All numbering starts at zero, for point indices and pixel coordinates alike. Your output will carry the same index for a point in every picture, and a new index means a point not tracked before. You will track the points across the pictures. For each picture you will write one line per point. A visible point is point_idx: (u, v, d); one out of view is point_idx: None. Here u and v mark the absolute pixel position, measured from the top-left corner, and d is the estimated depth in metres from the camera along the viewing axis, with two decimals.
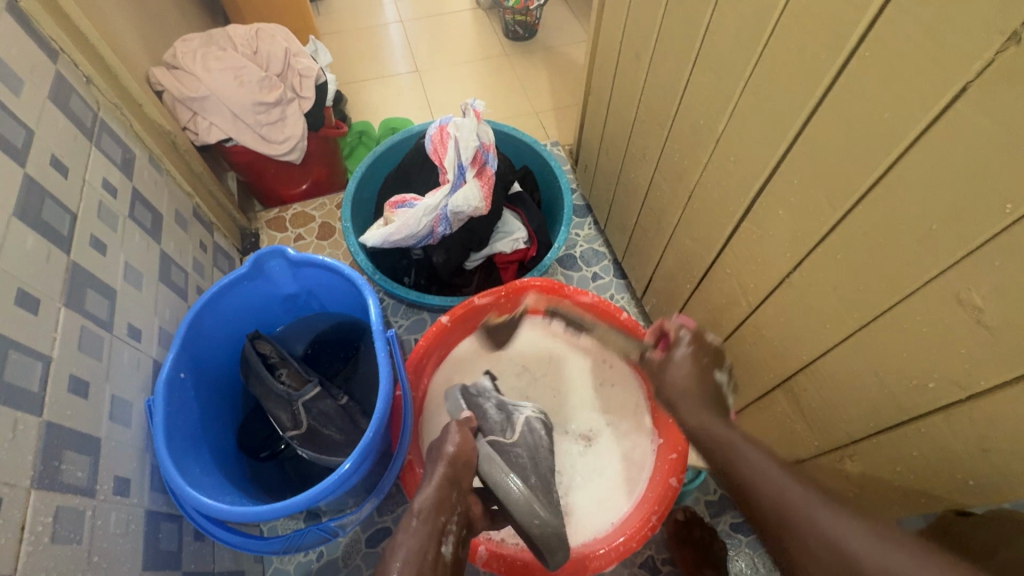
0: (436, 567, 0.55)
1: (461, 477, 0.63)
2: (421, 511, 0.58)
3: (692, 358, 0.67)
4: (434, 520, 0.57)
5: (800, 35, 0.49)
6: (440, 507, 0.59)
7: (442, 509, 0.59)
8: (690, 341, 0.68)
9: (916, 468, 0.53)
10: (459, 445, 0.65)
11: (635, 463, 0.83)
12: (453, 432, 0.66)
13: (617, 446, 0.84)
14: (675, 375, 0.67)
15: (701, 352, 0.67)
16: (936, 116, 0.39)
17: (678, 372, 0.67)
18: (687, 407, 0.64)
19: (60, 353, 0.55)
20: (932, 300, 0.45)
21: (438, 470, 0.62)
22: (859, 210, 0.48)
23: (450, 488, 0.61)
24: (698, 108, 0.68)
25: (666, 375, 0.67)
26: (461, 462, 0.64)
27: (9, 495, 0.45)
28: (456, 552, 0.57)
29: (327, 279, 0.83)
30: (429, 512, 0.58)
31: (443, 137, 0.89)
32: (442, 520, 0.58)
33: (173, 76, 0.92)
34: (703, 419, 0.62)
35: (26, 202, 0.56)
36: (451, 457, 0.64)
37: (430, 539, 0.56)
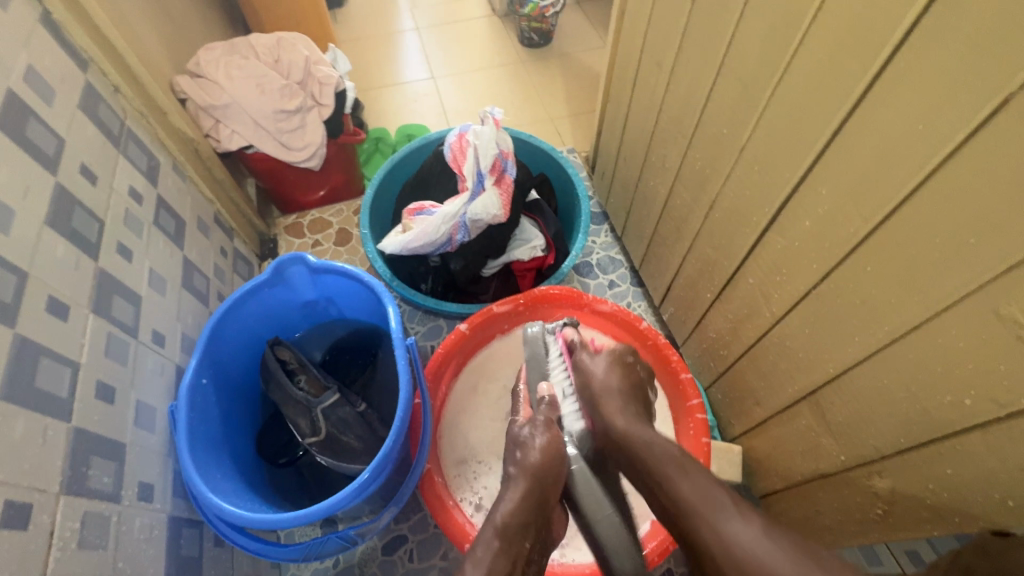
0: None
1: (547, 495, 0.62)
2: (504, 530, 0.57)
3: (616, 358, 0.73)
4: (518, 545, 0.57)
5: (830, 45, 0.48)
6: (524, 530, 0.58)
7: (526, 532, 0.58)
8: (618, 351, 0.75)
9: (949, 487, 0.51)
10: (544, 453, 0.65)
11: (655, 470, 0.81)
12: (540, 437, 0.67)
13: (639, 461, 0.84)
14: (604, 372, 0.71)
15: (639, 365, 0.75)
16: (977, 127, 0.38)
17: (608, 371, 0.71)
18: (610, 401, 0.68)
19: (87, 360, 0.55)
20: (971, 314, 0.44)
21: (521, 485, 0.62)
22: (892, 221, 0.47)
23: (536, 506, 0.61)
24: (722, 117, 0.67)
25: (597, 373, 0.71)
26: (544, 476, 0.63)
27: (38, 501, 0.46)
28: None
29: (346, 286, 0.83)
30: (515, 532, 0.57)
31: (462, 145, 0.89)
32: (525, 545, 0.57)
33: (196, 85, 0.94)
34: (631, 423, 0.65)
35: (57, 209, 0.57)
36: (536, 469, 0.63)
37: (514, 563, 0.55)
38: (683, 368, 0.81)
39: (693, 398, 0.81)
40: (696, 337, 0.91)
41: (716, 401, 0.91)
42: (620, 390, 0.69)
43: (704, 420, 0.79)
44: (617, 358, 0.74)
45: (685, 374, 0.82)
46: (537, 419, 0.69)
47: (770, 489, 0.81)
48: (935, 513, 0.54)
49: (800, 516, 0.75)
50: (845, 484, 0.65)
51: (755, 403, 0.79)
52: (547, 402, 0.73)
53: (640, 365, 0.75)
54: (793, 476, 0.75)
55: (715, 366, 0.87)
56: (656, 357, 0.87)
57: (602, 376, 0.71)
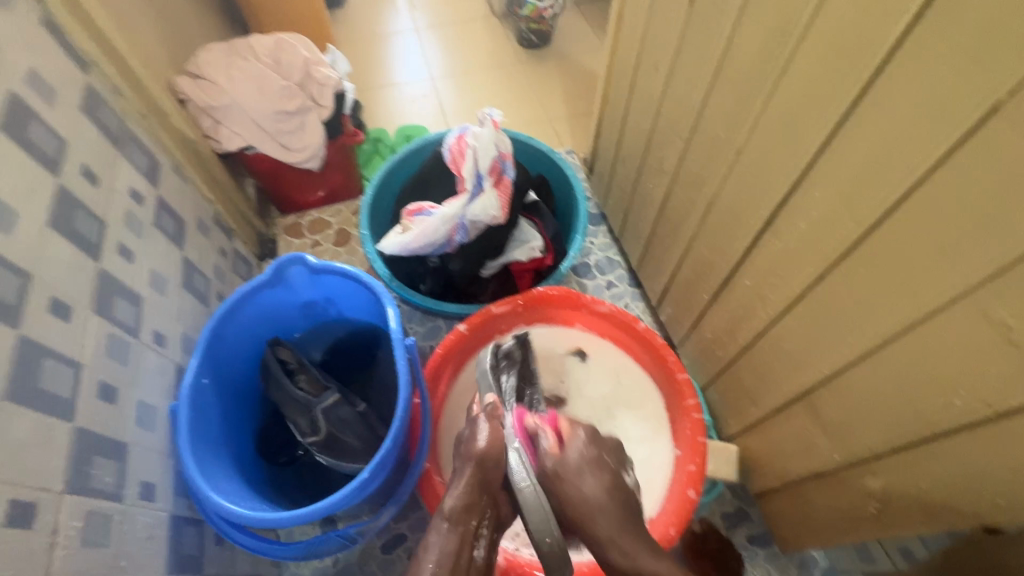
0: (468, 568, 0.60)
1: (490, 481, 0.62)
2: (452, 514, 0.61)
3: (592, 460, 0.63)
4: (465, 524, 0.61)
5: (825, 51, 0.49)
6: (474, 510, 0.61)
7: (472, 511, 0.61)
8: (592, 469, 0.63)
9: (940, 486, 0.52)
10: (490, 445, 0.62)
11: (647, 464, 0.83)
12: (482, 431, 0.64)
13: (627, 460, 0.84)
14: (587, 489, 0.61)
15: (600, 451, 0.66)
16: (968, 133, 0.39)
17: (586, 488, 0.61)
18: (598, 521, 0.59)
19: (90, 360, 0.56)
20: (962, 316, 0.44)
21: (467, 472, 0.62)
22: (886, 224, 0.48)
23: (482, 492, 0.62)
24: (718, 121, 0.68)
25: (575, 486, 0.61)
26: (493, 464, 0.62)
27: (43, 500, 0.46)
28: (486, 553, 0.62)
29: (345, 287, 0.83)
30: (460, 515, 0.61)
31: (461, 147, 0.89)
32: (472, 524, 0.61)
33: (196, 86, 0.94)
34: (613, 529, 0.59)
35: (59, 210, 0.58)
36: (479, 458, 0.62)
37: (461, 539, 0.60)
38: (680, 367, 0.81)
39: (688, 397, 0.81)
40: (693, 338, 0.92)
41: (713, 401, 0.91)
42: (601, 501, 0.60)
43: (699, 419, 0.80)
44: (585, 458, 0.63)
45: (681, 374, 0.82)
46: (480, 415, 0.66)
47: (766, 488, 0.82)
48: (929, 510, 0.55)
49: (799, 516, 0.76)
50: (839, 483, 0.66)
51: (751, 403, 0.80)
52: (491, 406, 0.67)
53: (607, 455, 0.66)
54: (788, 476, 0.76)
55: (712, 366, 0.88)
56: (654, 357, 0.87)
57: (575, 485, 0.61)
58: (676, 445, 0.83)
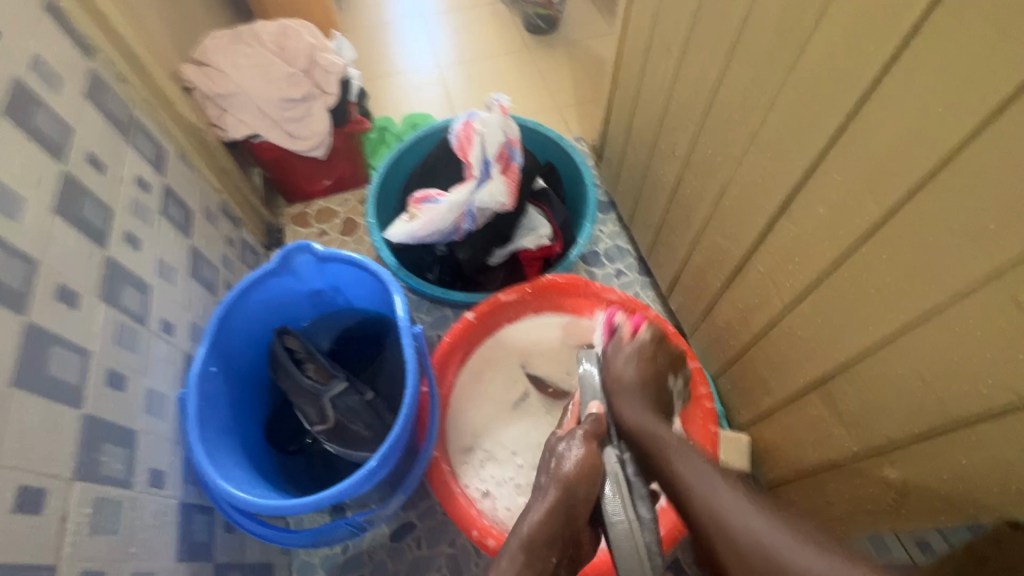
0: None
1: (578, 512, 0.59)
2: (528, 544, 0.58)
3: (642, 354, 0.76)
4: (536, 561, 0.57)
5: (845, 27, 0.47)
6: (546, 544, 0.58)
7: (552, 545, 0.58)
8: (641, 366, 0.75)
9: (962, 477, 0.51)
10: (578, 468, 0.60)
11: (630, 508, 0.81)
12: (576, 447, 0.62)
13: None
14: (627, 367, 0.75)
15: (661, 353, 0.77)
16: (998, 110, 0.37)
17: (630, 367, 0.75)
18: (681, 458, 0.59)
19: (98, 347, 0.56)
20: (989, 301, 0.43)
21: (551, 495, 0.60)
22: (909, 207, 0.46)
23: (564, 522, 0.59)
24: (732, 103, 0.66)
25: (618, 365, 0.75)
26: (576, 489, 0.59)
27: (52, 486, 0.46)
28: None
29: (353, 275, 0.83)
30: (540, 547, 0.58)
31: (469, 133, 0.88)
32: (553, 561, 0.58)
33: (203, 74, 0.94)
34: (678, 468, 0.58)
35: (66, 198, 0.57)
36: (566, 479, 0.60)
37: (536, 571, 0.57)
38: (691, 356, 0.80)
39: (700, 386, 0.81)
40: (704, 326, 0.91)
41: (724, 391, 0.90)
42: (635, 385, 0.72)
43: (711, 408, 0.79)
44: (637, 351, 0.77)
45: (693, 363, 0.81)
46: (576, 433, 0.64)
47: (778, 478, 0.81)
48: (945, 502, 0.54)
49: (810, 506, 0.75)
50: (855, 473, 0.64)
51: (764, 392, 0.78)
52: (594, 418, 0.66)
53: (661, 357, 0.77)
54: (802, 466, 0.75)
55: (724, 355, 0.87)
56: None
57: (620, 369, 0.75)
58: (686, 434, 0.82)
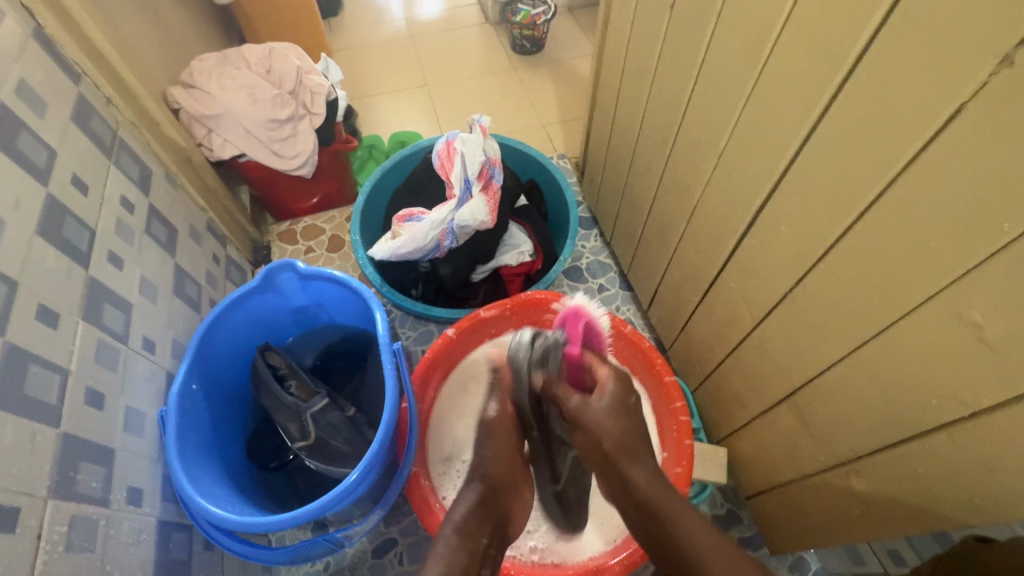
0: None
1: (494, 498, 0.61)
2: (462, 527, 0.57)
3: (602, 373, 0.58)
4: (474, 540, 0.56)
5: (797, 56, 0.50)
6: (479, 526, 0.57)
7: (482, 528, 0.57)
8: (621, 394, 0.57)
9: (922, 486, 0.52)
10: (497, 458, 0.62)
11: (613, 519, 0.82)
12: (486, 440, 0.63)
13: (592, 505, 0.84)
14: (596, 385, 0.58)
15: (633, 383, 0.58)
16: (937, 132, 0.40)
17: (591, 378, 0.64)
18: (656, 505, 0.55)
19: (77, 366, 0.57)
20: (936, 317, 0.45)
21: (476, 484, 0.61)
22: (862, 225, 0.48)
23: (485, 507, 0.59)
24: (700, 125, 0.69)
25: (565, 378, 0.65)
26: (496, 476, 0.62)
27: (27, 504, 0.47)
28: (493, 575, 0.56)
29: (335, 291, 0.84)
30: (464, 536, 0.56)
31: (449, 152, 0.91)
32: (483, 542, 0.56)
33: (190, 96, 0.96)
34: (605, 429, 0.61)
35: (49, 220, 0.59)
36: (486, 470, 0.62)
37: (470, 559, 0.54)
38: (667, 370, 0.82)
39: (676, 399, 0.82)
40: (683, 341, 0.92)
41: (703, 404, 0.92)
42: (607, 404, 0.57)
43: (686, 422, 0.80)
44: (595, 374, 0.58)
45: (669, 376, 0.83)
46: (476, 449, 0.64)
47: (755, 491, 0.82)
48: (910, 512, 0.55)
49: (784, 516, 0.77)
50: (824, 484, 0.66)
51: (739, 405, 0.80)
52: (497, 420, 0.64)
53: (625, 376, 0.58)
54: (775, 477, 0.76)
55: (701, 369, 0.88)
56: (642, 360, 0.88)
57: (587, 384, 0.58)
58: (663, 447, 0.84)
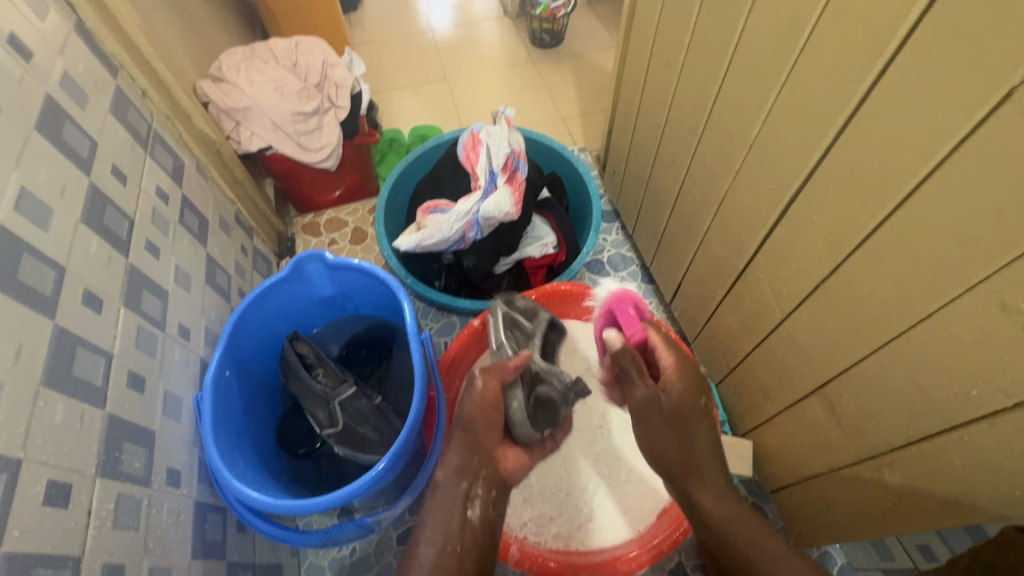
0: (463, 530, 0.59)
1: (482, 439, 0.65)
2: (455, 472, 0.62)
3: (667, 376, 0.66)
4: (458, 485, 0.61)
5: (835, 43, 0.49)
6: (468, 470, 0.62)
7: (465, 471, 0.62)
8: (686, 389, 0.65)
9: (958, 478, 0.52)
10: (480, 403, 0.65)
11: (637, 510, 0.83)
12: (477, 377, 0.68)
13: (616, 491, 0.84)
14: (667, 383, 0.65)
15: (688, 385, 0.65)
16: (984, 117, 0.39)
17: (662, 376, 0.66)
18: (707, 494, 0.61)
19: (120, 351, 0.58)
20: (978, 306, 0.44)
21: (455, 435, 0.65)
22: (900, 214, 0.48)
23: (473, 457, 0.63)
24: (730, 116, 0.68)
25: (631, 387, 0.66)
26: (475, 420, 0.65)
27: (77, 482, 0.48)
28: (484, 514, 0.61)
29: (363, 282, 0.85)
30: (452, 477, 0.61)
31: (474, 143, 0.92)
32: (466, 484, 0.61)
33: (218, 89, 0.97)
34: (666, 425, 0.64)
35: (91, 208, 0.60)
36: (466, 420, 0.65)
37: (454, 501, 0.60)
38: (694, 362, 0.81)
39: None
40: (707, 334, 0.92)
41: (727, 397, 0.91)
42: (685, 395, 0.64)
43: (713, 414, 0.79)
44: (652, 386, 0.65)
45: (695, 369, 0.83)
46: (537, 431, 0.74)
47: (781, 485, 0.82)
48: (944, 504, 0.54)
49: (811, 510, 0.77)
50: (854, 477, 0.66)
51: (765, 398, 0.80)
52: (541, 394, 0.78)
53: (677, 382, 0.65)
54: (802, 470, 0.76)
55: (726, 362, 0.88)
56: None
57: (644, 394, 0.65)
58: None
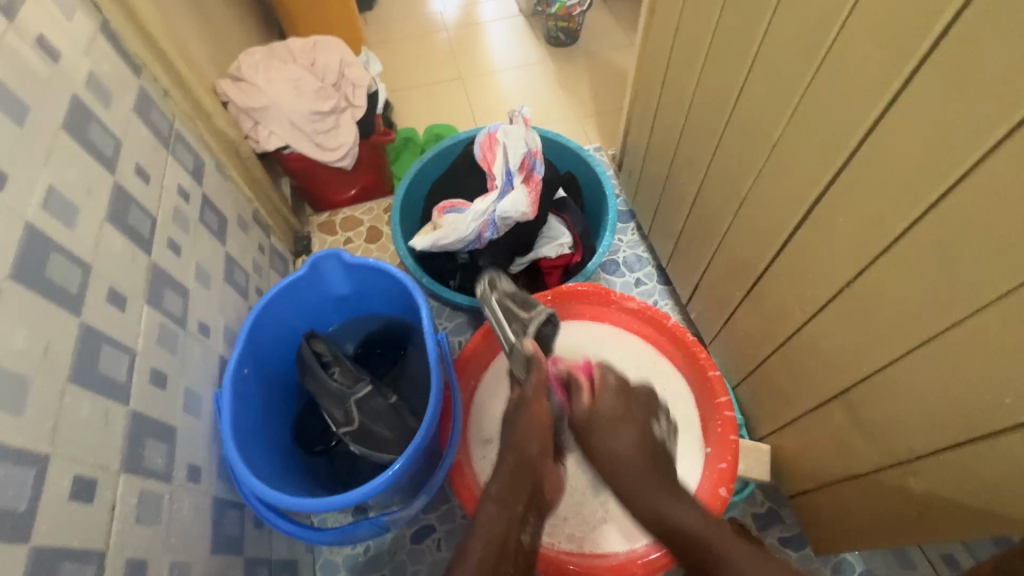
0: (518, 554, 0.60)
1: (532, 468, 0.66)
2: (499, 499, 0.63)
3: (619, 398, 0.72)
4: (513, 508, 0.62)
5: (864, 41, 0.48)
6: (517, 497, 0.63)
7: (518, 497, 0.63)
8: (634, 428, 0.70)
9: (988, 488, 0.50)
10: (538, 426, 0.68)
11: None
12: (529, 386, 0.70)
13: None
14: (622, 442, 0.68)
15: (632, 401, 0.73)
16: (1023, 118, 0.37)
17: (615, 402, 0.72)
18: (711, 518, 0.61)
19: (143, 348, 0.59)
20: (1012, 312, 0.43)
21: (508, 460, 0.66)
22: (930, 218, 0.47)
23: (524, 485, 0.65)
24: (752, 116, 0.67)
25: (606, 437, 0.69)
26: (529, 444, 0.67)
27: (102, 477, 0.49)
28: (531, 541, 0.63)
29: (380, 281, 0.86)
30: (507, 501, 0.63)
31: (491, 143, 0.91)
32: (519, 509, 0.63)
33: (238, 89, 0.98)
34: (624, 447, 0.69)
35: (116, 207, 0.61)
36: (518, 447, 0.67)
37: (508, 524, 0.61)
38: (711, 365, 0.81)
39: (720, 395, 0.81)
40: (725, 336, 0.91)
41: (745, 401, 0.90)
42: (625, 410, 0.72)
43: (731, 417, 0.79)
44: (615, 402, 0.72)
45: (713, 372, 0.82)
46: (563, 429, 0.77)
47: (800, 490, 0.81)
48: (973, 514, 0.53)
49: (832, 516, 0.75)
50: (877, 484, 0.64)
51: (785, 402, 0.78)
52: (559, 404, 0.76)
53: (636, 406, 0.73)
54: (822, 475, 0.75)
55: (744, 365, 0.87)
56: (684, 355, 0.87)
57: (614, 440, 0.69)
58: (706, 443, 0.83)
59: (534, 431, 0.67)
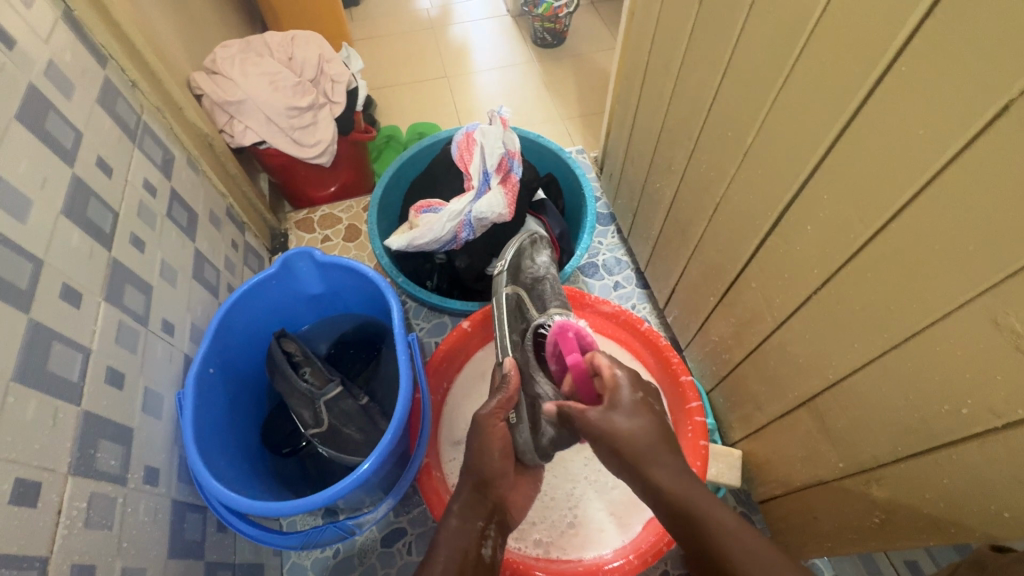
0: (477, 567, 0.55)
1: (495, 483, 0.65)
2: (461, 510, 0.60)
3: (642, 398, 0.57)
4: (474, 521, 0.59)
5: (833, 49, 0.48)
6: (475, 508, 0.61)
7: (476, 510, 0.60)
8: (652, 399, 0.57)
9: (947, 497, 0.51)
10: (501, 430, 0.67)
11: (621, 515, 0.82)
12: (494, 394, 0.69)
13: (596, 498, 0.84)
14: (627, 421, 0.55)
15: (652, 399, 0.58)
16: (985, 124, 0.37)
17: (629, 418, 0.55)
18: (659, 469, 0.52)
19: (98, 346, 0.57)
20: (969, 323, 0.43)
21: (470, 478, 0.63)
22: (894, 225, 0.47)
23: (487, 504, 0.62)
24: (727, 122, 0.67)
25: (613, 420, 0.55)
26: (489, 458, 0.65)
27: (47, 480, 0.48)
28: (495, 555, 0.58)
29: (351, 280, 0.84)
30: (468, 513, 0.60)
31: (469, 143, 0.91)
32: (479, 524, 0.59)
33: (212, 82, 0.96)
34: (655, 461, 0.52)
35: (73, 201, 0.59)
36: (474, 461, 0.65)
37: (469, 542, 0.57)
38: (685, 370, 0.81)
39: (693, 400, 0.81)
40: (699, 340, 0.91)
41: (718, 407, 0.90)
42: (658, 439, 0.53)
43: (701, 423, 0.79)
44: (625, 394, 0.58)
45: (686, 377, 0.83)
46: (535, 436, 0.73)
47: (770, 495, 0.81)
48: (933, 522, 0.54)
49: (800, 523, 0.76)
50: (844, 491, 0.64)
51: (756, 408, 0.79)
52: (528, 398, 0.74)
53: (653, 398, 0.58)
54: (791, 482, 0.75)
55: (718, 370, 0.87)
56: (658, 359, 0.87)
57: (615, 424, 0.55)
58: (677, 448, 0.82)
59: (494, 445, 0.65)
